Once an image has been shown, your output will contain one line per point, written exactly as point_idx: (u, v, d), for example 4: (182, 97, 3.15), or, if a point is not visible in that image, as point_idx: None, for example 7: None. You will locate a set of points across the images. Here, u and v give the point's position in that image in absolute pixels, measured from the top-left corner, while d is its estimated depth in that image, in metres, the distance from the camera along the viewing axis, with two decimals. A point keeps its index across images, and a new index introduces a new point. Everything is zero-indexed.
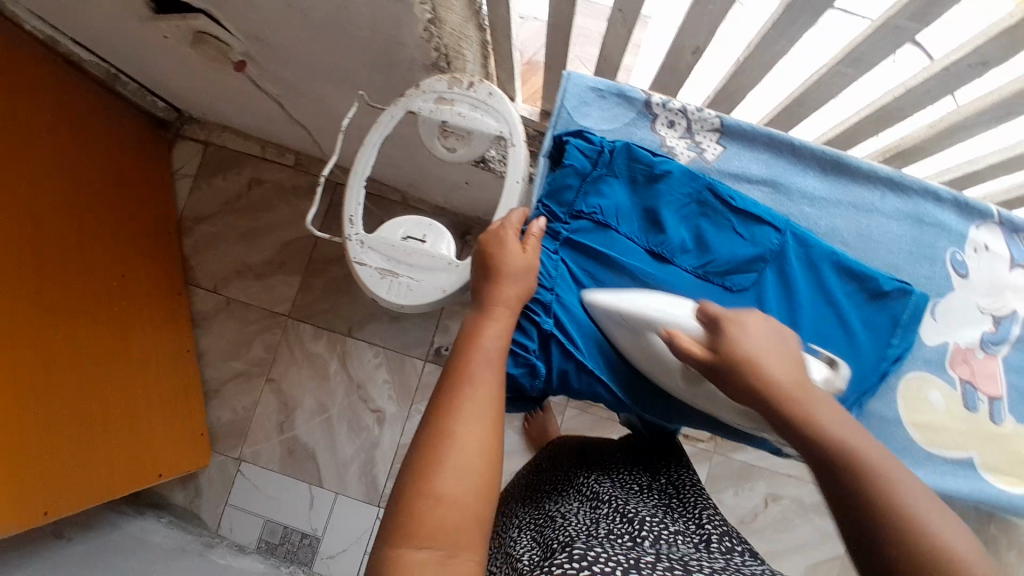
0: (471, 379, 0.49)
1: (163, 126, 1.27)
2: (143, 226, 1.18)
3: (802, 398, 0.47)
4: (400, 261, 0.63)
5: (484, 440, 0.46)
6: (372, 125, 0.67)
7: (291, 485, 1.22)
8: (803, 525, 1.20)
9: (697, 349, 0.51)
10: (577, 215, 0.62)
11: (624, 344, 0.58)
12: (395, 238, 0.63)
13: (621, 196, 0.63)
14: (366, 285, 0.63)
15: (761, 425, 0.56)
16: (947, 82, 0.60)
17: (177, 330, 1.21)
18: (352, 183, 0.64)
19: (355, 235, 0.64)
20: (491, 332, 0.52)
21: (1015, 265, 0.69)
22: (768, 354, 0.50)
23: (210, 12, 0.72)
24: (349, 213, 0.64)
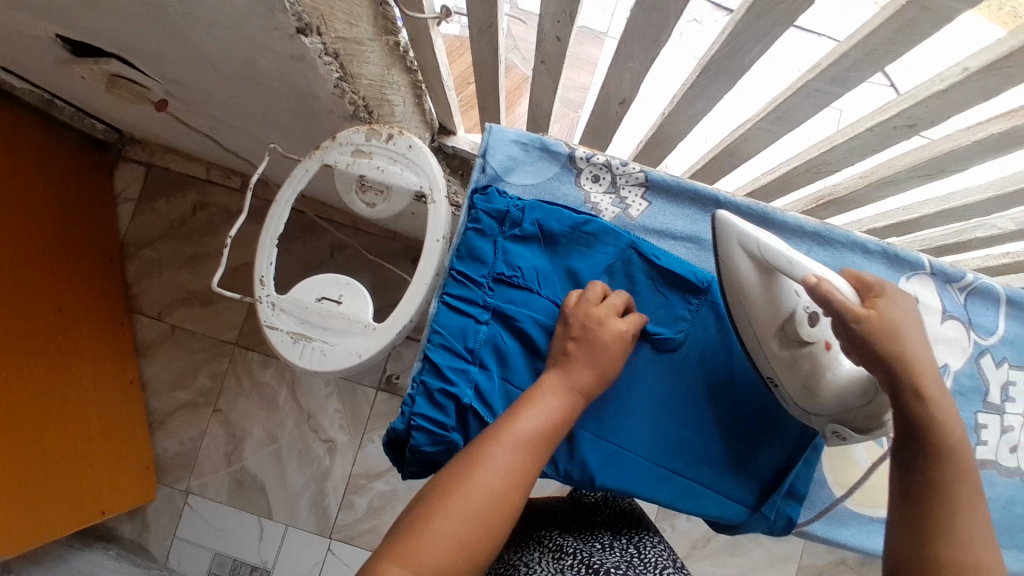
0: (509, 442, 0.46)
1: (104, 149, 1.22)
2: (86, 253, 1.14)
3: (939, 387, 0.49)
4: (313, 324, 0.60)
5: (499, 494, 0.44)
6: (286, 179, 0.63)
7: (240, 517, 1.20)
8: (753, 550, 1.20)
9: (853, 308, 0.49)
10: (498, 278, 0.59)
11: (744, 279, 0.54)
12: (309, 299, 0.61)
13: (540, 259, 0.61)
14: (278, 349, 0.61)
15: (824, 410, 0.56)
16: (876, 140, 0.60)
17: (120, 360, 1.18)
18: (263, 241, 0.62)
19: (266, 297, 0.62)
20: (542, 406, 0.49)
21: (948, 316, 0.69)
22: (920, 334, 0.50)
23: (120, 56, 0.69)
24: (260, 274, 0.62)
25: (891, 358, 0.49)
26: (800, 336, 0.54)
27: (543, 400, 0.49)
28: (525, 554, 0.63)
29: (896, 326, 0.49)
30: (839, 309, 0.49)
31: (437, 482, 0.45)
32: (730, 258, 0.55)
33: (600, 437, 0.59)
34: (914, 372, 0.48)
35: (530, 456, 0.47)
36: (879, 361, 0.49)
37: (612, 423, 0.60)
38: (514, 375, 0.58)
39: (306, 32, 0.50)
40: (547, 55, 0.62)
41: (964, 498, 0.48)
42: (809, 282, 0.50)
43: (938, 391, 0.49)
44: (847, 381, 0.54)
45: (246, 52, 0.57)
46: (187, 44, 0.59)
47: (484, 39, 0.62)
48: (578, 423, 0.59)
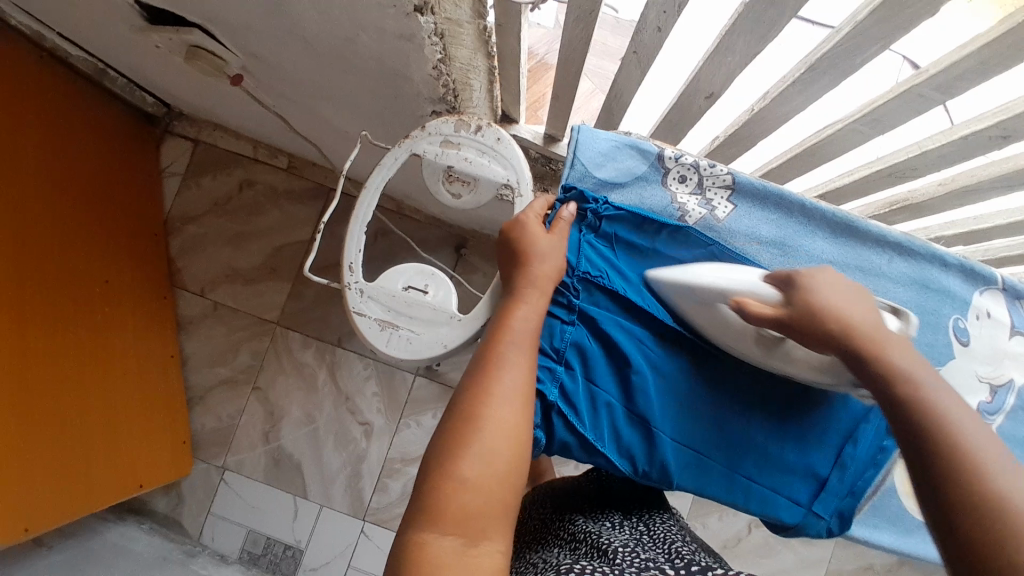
0: (503, 363, 0.48)
1: (152, 122, 1.21)
2: (131, 225, 1.14)
3: (884, 338, 0.47)
4: (400, 312, 0.60)
5: (517, 393, 0.47)
6: (375, 167, 0.63)
7: (275, 495, 1.20)
8: (787, 551, 1.21)
9: (769, 310, 0.51)
10: (583, 280, 0.59)
11: (699, 318, 0.57)
12: (396, 289, 0.61)
13: (630, 263, 0.61)
14: (364, 337, 0.60)
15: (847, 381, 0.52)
16: (967, 150, 0.59)
17: (161, 334, 1.18)
18: (352, 228, 0.61)
19: (354, 284, 0.61)
20: (524, 314, 0.51)
21: (1016, 332, 0.67)
22: (853, 306, 0.50)
23: (206, 27, 0.69)
24: (348, 260, 0.61)
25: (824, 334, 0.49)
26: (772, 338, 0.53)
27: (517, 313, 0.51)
28: (541, 548, 0.61)
29: (816, 308, 0.49)
30: (767, 322, 0.51)
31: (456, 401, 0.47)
32: (678, 305, 0.58)
33: (678, 439, 0.59)
34: (858, 340, 0.48)
35: (529, 357, 0.50)
36: (819, 342, 0.49)
37: (690, 428, 0.59)
38: (598, 377, 0.58)
39: (422, 10, 0.50)
40: (642, 46, 0.62)
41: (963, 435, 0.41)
42: (732, 305, 0.53)
43: (888, 343, 0.47)
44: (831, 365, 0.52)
45: (348, 29, 0.56)
46: (286, 19, 0.58)
47: (580, 27, 0.62)
48: (660, 428, 0.58)
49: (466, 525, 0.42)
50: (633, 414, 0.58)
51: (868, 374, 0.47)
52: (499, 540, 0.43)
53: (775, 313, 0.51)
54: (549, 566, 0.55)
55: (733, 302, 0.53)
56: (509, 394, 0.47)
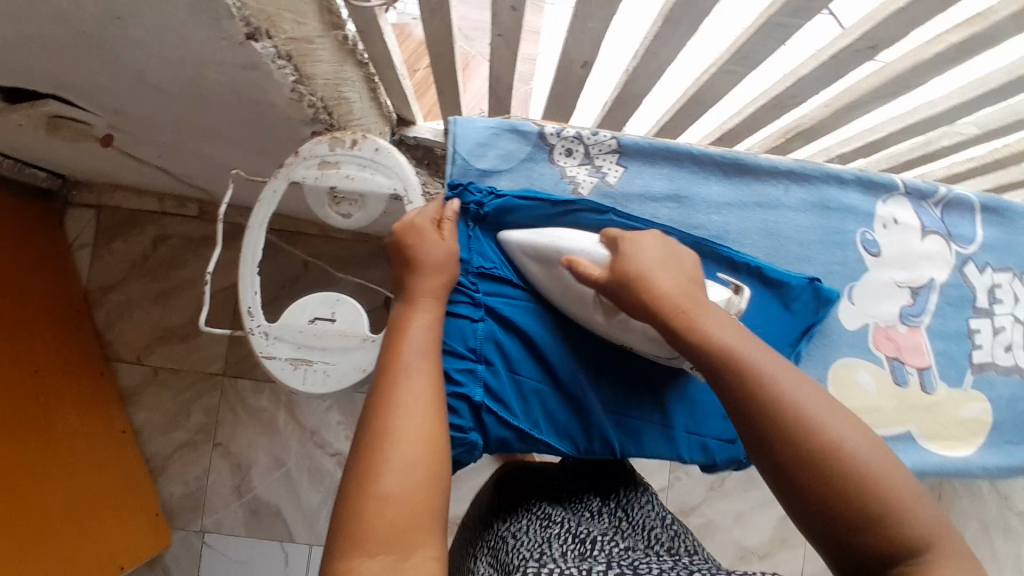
0: (408, 370, 0.47)
1: (48, 197, 1.15)
2: (51, 306, 1.08)
3: (696, 307, 0.46)
4: (312, 346, 0.54)
5: (424, 398, 0.46)
6: (255, 205, 0.56)
7: (261, 546, 1.18)
8: (769, 480, 1.29)
9: (596, 274, 0.50)
10: (480, 275, 0.56)
11: (540, 279, 0.56)
12: (303, 322, 0.54)
13: None
14: (280, 381, 0.53)
15: (678, 353, 0.53)
16: (839, 67, 0.58)
17: (108, 411, 1.13)
18: (243, 272, 0.55)
19: (257, 328, 0.54)
20: (419, 322, 0.49)
21: (926, 233, 0.66)
22: (665, 268, 0.49)
23: (60, 95, 0.64)
24: (246, 304, 0.54)
25: (640, 303, 0.48)
26: (610, 304, 0.52)
27: (412, 323, 0.49)
28: (516, 523, 0.60)
29: (636, 271, 0.49)
30: (592, 283, 0.51)
31: (363, 421, 0.46)
32: (524, 268, 0.56)
33: (608, 409, 0.57)
34: (675, 313, 0.46)
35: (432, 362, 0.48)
36: (635, 307, 0.48)
37: (618, 392, 0.57)
38: (520, 365, 0.56)
39: (256, 37, 0.48)
40: (503, 27, 0.60)
41: (816, 418, 0.40)
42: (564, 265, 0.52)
43: (709, 319, 0.45)
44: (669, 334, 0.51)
45: (193, 69, 0.53)
46: (126, 69, 0.55)
47: (437, 19, 0.59)
48: (591, 402, 0.56)
49: (394, 541, 0.40)
50: (563, 391, 0.56)
51: (684, 348, 0.46)
52: (432, 549, 0.41)
53: (597, 276, 0.50)
54: (523, 548, 0.54)
55: (565, 262, 0.52)
56: (420, 400, 0.46)
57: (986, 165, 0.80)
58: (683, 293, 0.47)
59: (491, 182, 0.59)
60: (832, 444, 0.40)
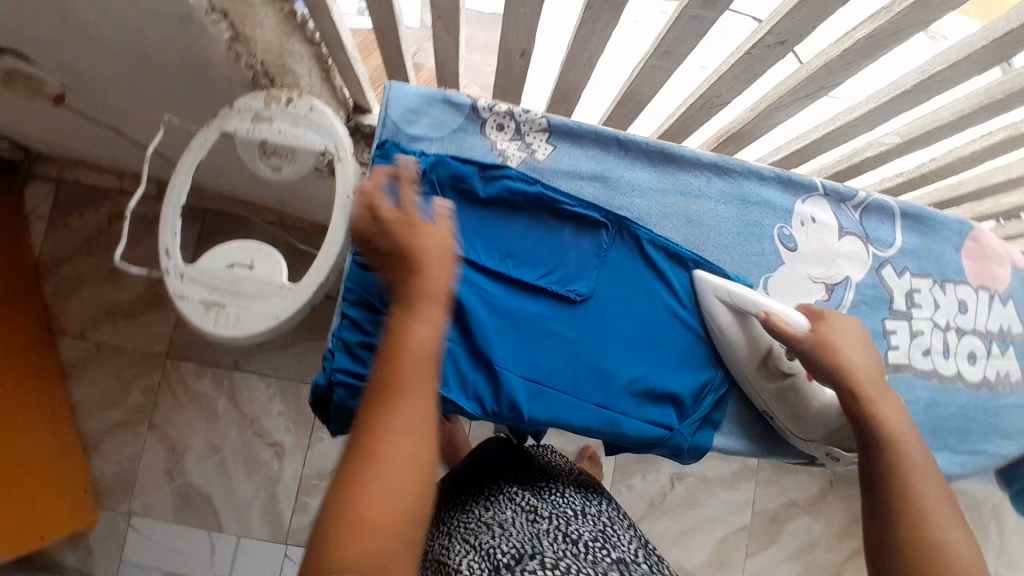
0: (402, 381, 0.42)
1: (11, 167, 1.15)
2: (1, 272, 1.08)
3: (876, 386, 0.54)
4: (226, 290, 0.53)
5: (421, 423, 0.41)
6: (184, 149, 0.58)
7: (189, 533, 1.15)
8: (714, 499, 1.28)
9: (793, 332, 0.56)
10: None
11: (721, 321, 0.59)
12: (220, 266, 0.54)
13: (445, 208, 0.56)
14: (190, 322, 0.53)
15: (816, 433, 0.59)
16: (754, 64, 0.60)
17: (45, 383, 1.11)
18: (165, 213, 0.55)
19: (173, 268, 0.54)
20: (425, 327, 0.44)
21: (844, 233, 0.68)
22: (845, 345, 0.56)
23: (17, 51, 0.65)
24: (164, 245, 0.54)
25: (826, 371, 0.55)
26: (781, 368, 0.58)
27: (415, 330, 0.43)
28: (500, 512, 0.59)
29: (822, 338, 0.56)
30: (784, 338, 0.56)
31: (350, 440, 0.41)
32: (708, 311, 0.60)
33: (521, 375, 0.55)
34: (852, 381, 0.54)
35: (428, 375, 0.43)
36: (816, 369, 0.56)
37: (532, 359, 0.56)
38: None
39: None
40: (442, 10, 0.63)
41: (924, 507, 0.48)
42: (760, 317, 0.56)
43: (872, 388, 0.54)
44: (825, 407, 0.58)
45: (134, 22, 0.56)
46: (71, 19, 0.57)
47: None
48: (504, 367, 0.54)
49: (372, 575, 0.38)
50: (476, 356, 0.54)
51: (854, 410, 0.54)
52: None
53: (797, 340, 0.56)
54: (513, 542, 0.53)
55: (762, 313, 0.57)
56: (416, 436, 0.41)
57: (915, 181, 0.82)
58: (870, 373, 0.55)
59: (421, 146, 0.58)
60: (927, 531, 0.47)
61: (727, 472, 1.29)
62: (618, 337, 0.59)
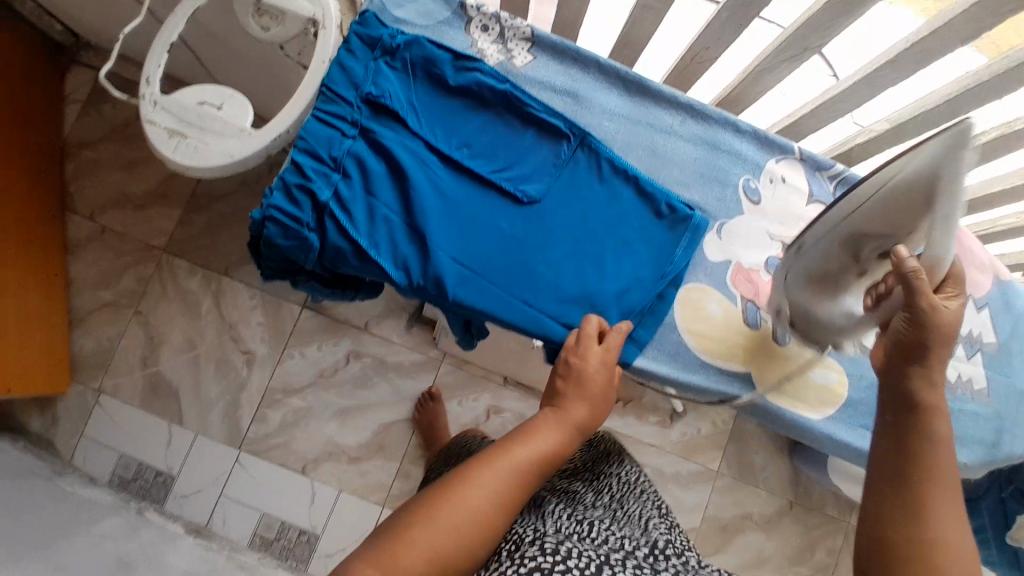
0: (481, 482, 0.46)
1: (58, 50, 1.22)
2: (32, 141, 1.14)
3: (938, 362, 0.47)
4: (192, 123, 0.56)
5: (485, 513, 0.45)
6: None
7: (151, 421, 1.19)
8: (666, 496, 1.24)
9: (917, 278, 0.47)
10: (367, 98, 0.56)
11: (858, 199, 0.50)
12: (191, 102, 0.57)
13: (412, 91, 0.59)
14: (153, 146, 0.57)
15: (810, 305, 0.58)
16: (740, 11, 0.59)
17: (48, 251, 1.16)
18: (153, 47, 0.58)
19: (148, 94, 0.57)
20: (530, 451, 0.49)
21: (813, 199, 0.67)
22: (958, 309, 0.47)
23: None
24: (146, 73, 0.58)
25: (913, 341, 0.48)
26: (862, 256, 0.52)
27: (518, 448, 0.49)
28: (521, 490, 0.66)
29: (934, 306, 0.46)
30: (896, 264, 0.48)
31: (431, 492, 0.46)
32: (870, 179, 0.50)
33: (453, 257, 0.57)
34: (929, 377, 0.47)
35: (521, 483, 0.48)
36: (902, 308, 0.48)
37: (468, 245, 0.57)
38: (378, 190, 0.56)
39: None
40: None
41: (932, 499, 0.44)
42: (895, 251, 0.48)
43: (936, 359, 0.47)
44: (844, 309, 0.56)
45: None
46: None
47: None
48: (438, 245, 0.56)
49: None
50: (414, 229, 0.56)
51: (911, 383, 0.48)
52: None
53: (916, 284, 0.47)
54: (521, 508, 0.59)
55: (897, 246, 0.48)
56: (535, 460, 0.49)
57: None
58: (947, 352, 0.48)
59: (404, 29, 0.60)
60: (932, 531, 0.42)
61: (684, 471, 1.25)
62: (558, 245, 0.59)
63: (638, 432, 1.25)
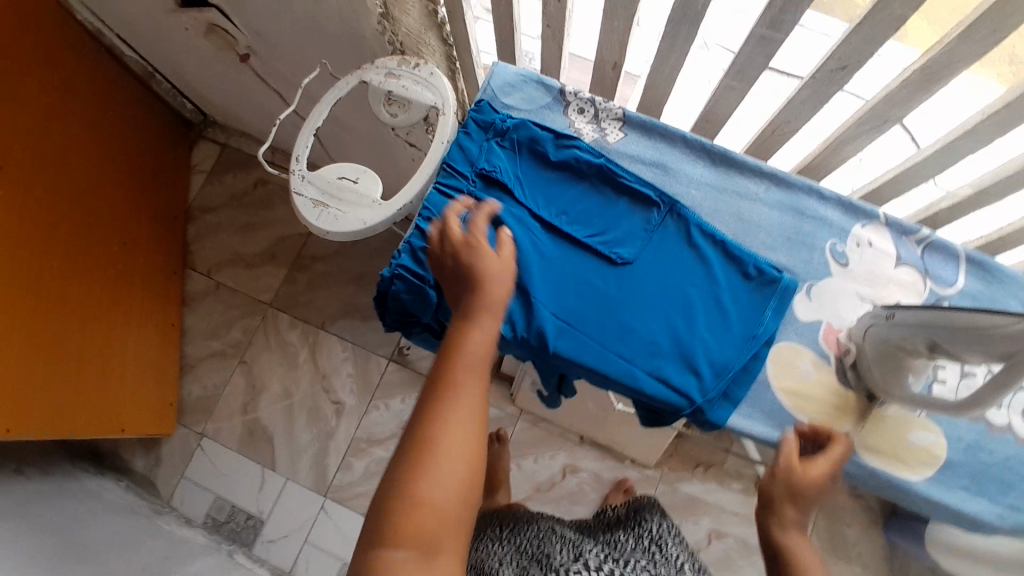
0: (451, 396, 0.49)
1: (188, 126, 1.41)
2: (160, 205, 1.30)
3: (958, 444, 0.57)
4: (333, 195, 0.66)
5: (466, 431, 0.48)
6: (330, 87, 0.72)
7: (245, 465, 1.27)
8: (749, 569, 1.19)
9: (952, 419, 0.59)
10: (480, 172, 0.65)
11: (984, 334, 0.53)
12: (333, 177, 0.67)
13: (520, 166, 0.66)
14: (299, 212, 0.66)
15: (882, 368, 0.63)
16: (819, 89, 0.64)
17: (167, 303, 1.30)
18: (303, 130, 0.70)
19: (298, 170, 0.67)
20: (475, 338, 0.53)
21: (901, 262, 0.70)
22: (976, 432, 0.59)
23: (221, 8, 0.85)
24: (296, 153, 0.69)
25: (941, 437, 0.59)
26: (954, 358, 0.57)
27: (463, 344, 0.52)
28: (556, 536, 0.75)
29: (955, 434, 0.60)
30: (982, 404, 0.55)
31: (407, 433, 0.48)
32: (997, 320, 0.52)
33: (556, 312, 0.62)
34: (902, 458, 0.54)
35: (476, 376, 0.51)
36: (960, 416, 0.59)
37: (570, 302, 0.62)
38: (491, 251, 0.62)
39: None
40: (551, 18, 0.74)
41: None
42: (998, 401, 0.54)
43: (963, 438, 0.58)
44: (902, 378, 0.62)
45: None
46: None
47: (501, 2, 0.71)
48: (542, 300, 0.61)
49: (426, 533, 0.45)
50: (520, 285, 0.62)
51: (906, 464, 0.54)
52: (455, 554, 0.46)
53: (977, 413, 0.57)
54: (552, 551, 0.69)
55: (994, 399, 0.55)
56: (483, 350, 0.53)
57: (993, 245, 0.80)
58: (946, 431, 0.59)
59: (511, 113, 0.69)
60: None
61: None
62: (651, 303, 0.63)
63: (722, 499, 1.23)
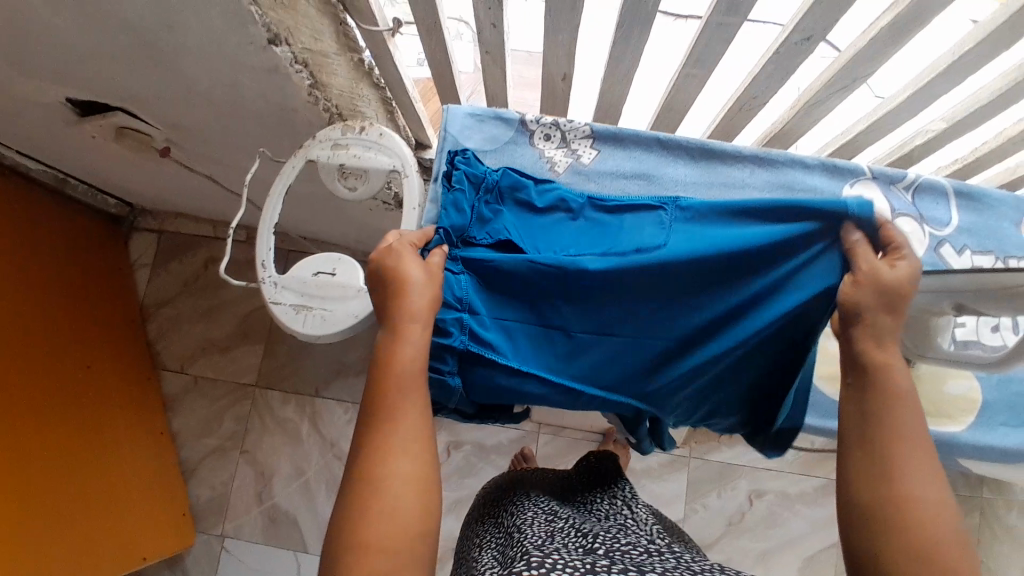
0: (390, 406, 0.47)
1: (117, 222, 1.31)
2: (112, 313, 1.21)
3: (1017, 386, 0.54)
4: (313, 294, 0.61)
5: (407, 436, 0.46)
6: (277, 176, 0.67)
7: (276, 554, 1.22)
8: (796, 519, 1.21)
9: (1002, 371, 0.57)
10: (471, 240, 0.57)
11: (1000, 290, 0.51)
12: (307, 275, 0.62)
13: (513, 213, 0.60)
14: (282, 323, 0.61)
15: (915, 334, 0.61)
16: (785, 62, 0.62)
17: (150, 413, 1.22)
18: (261, 230, 0.64)
19: (268, 278, 0.62)
20: (405, 351, 0.48)
21: (898, 214, 0.70)
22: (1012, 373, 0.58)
23: (127, 108, 0.78)
24: (261, 258, 0.63)
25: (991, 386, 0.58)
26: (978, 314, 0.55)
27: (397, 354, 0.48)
28: (522, 516, 0.64)
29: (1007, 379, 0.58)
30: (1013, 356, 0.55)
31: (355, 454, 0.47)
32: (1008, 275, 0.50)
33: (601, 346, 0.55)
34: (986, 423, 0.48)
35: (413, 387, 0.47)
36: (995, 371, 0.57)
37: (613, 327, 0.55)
38: (508, 311, 0.55)
39: (275, 41, 0.58)
40: (488, 44, 0.69)
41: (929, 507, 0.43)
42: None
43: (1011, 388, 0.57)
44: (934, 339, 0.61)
45: (229, 75, 0.65)
46: (179, 80, 0.68)
47: (434, 40, 0.66)
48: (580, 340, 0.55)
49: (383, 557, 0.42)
50: (549, 332, 0.55)
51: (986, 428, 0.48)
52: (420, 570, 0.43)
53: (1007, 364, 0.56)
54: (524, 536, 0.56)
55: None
56: (418, 354, 0.49)
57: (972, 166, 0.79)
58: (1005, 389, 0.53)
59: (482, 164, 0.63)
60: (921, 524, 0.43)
61: (809, 488, 1.22)
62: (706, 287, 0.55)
63: (753, 459, 1.24)
